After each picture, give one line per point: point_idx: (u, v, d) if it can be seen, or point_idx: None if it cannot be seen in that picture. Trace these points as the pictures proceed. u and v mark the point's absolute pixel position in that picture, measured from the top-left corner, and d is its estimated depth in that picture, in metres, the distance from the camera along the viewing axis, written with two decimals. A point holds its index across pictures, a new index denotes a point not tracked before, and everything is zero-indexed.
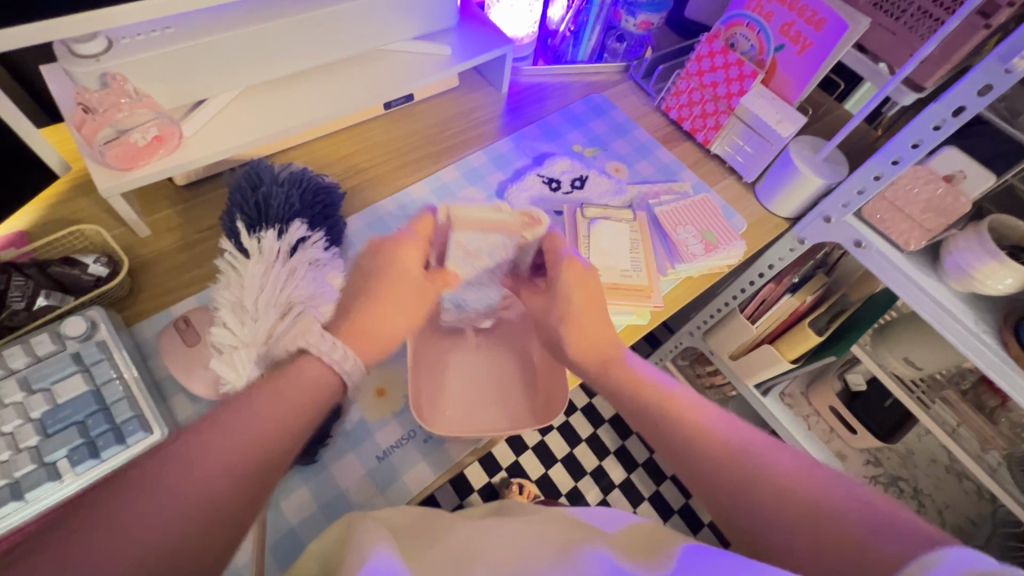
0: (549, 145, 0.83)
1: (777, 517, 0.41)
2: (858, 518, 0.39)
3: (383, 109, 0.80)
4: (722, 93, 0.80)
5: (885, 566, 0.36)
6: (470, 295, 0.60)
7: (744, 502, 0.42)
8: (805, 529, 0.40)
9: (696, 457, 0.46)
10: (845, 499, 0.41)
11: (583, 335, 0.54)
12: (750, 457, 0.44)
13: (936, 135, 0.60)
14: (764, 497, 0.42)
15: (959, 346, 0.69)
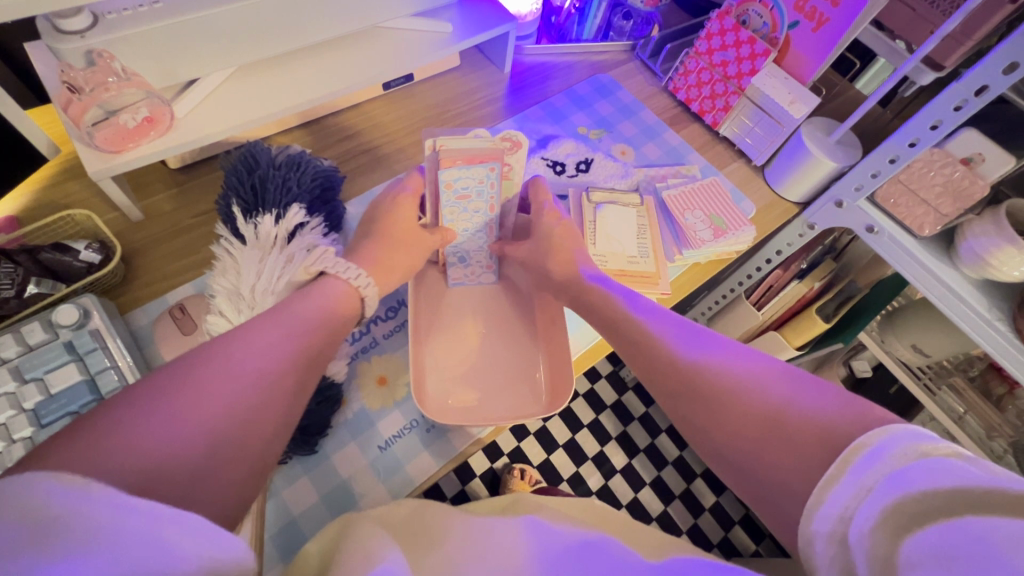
0: (553, 127, 0.80)
1: (739, 423, 0.39)
2: (832, 419, 0.35)
3: (382, 90, 0.77)
4: (731, 73, 0.78)
5: (800, 440, 0.35)
6: (469, 245, 0.63)
7: (708, 410, 0.41)
8: (765, 432, 0.37)
9: (649, 360, 0.47)
10: (791, 393, 0.39)
11: (559, 261, 0.59)
12: (722, 369, 0.42)
13: (957, 116, 0.57)
14: (728, 406, 0.40)
15: (972, 334, 0.68)
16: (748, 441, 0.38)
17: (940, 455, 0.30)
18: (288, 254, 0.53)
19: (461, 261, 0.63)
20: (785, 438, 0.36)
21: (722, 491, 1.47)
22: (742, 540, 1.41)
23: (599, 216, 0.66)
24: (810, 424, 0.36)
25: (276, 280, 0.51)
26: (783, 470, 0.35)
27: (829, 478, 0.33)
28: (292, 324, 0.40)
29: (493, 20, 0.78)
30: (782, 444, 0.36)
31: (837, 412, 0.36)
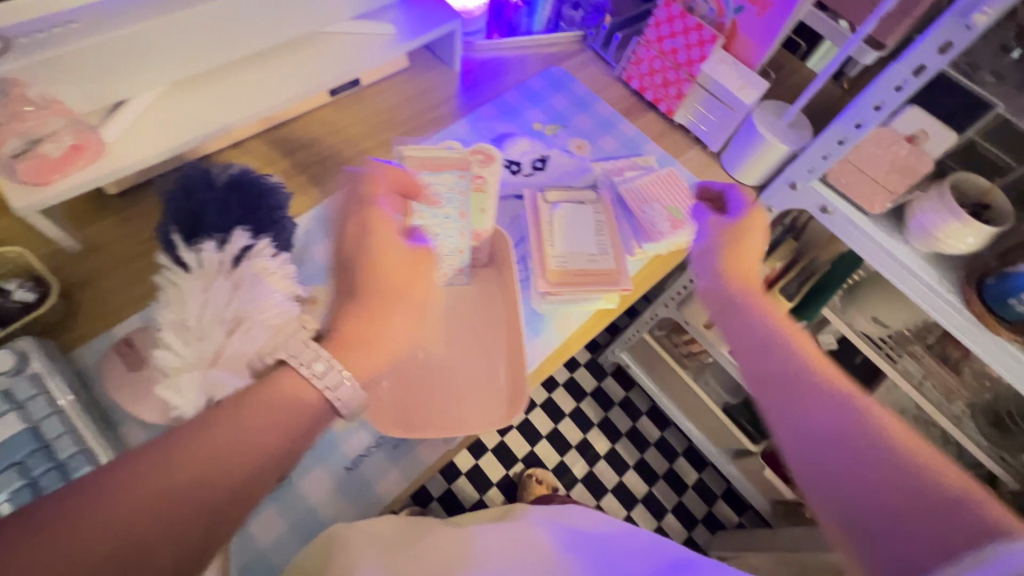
0: (508, 125, 0.79)
1: (853, 480, 0.36)
2: (940, 484, 0.35)
3: (329, 97, 0.74)
4: (682, 60, 0.77)
5: (939, 500, 0.34)
6: (440, 249, 0.60)
7: (818, 459, 0.38)
8: (881, 496, 0.35)
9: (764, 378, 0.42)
10: (890, 439, 0.37)
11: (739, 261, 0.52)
12: (856, 406, 0.39)
13: (898, 96, 0.58)
14: (833, 461, 0.37)
15: (923, 306, 0.70)
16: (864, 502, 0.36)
17: None
18: (235, 280, 0.51)
19: (433, 265, 0.61)
20: (906, 483, 0.35)
21: (705, 468, 1.50)
22: (725, 513, 1.45)
23: (557, 216, 0.64)
24: (910, 494, 0.35)
25: (225, 308, 0.49)
26: (906, 542, 0.33)
27: (959, 565, 0.31)
28: (282, 396, 0.34)
29: (437, 18, 0.75)
30: (898, 512, 0.34)
31: (926, 482, 0.35)
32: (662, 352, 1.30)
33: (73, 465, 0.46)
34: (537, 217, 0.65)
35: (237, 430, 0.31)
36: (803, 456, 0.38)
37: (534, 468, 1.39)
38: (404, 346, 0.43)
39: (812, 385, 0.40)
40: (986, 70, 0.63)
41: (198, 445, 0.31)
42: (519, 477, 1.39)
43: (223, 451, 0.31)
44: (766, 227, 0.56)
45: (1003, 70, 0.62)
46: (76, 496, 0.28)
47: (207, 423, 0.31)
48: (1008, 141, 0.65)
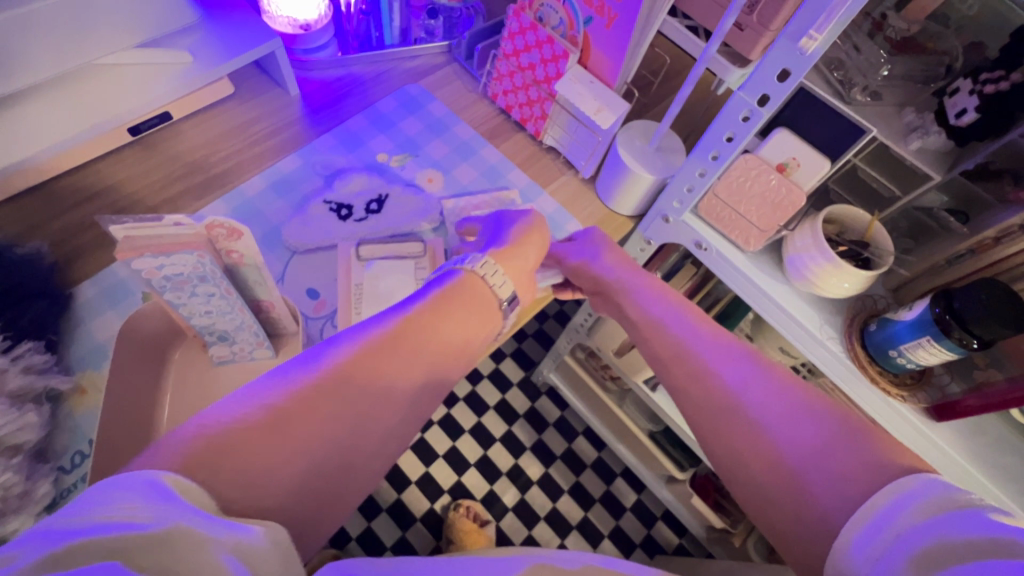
0: (346, 157, 0.69)
1: (778, 432, 0.41)
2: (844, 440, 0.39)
3: (130, 135, 0.64)
4: (540, 76, 0.68)
5: (853, 461, 0.38)
6: (224, 326, 0.51)
7: (756, 416, 0.43)
8: (809, 441, 0.40)
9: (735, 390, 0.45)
10: (798, 422, 0.41)
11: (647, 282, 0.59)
12: (786, 397, 0.43)
13: (747, 128, 0.50)
14: (761, 414, 0.43)
15: (806, 353, 0.63)
16: (788, 449, 0.40)
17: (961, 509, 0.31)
18: None
19: (222, 343, 0.53)
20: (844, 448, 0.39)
21: (643, 488, 1.44)
22: (664, 535, 1.40)
23: (368, 275, 0.60)
24: (851, 439, 0.39)
25: None
26: (834, 491, 0.37)
27: (861, 516, 0.34)
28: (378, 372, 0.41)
29: (250, 39, 0.66)
30: (833, 456, 0.38)
31: (857, 438, 0.39)
32: (585, 373, 1.26)
33: None
34: (347, 277, 0.60)
35: (374, 369, 0.41)
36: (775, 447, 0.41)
37: (472, 502, 1.32)
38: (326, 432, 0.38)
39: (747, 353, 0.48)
40: (858, 88, 0.54)
41: (359, 378, 0.40)
42: (446, 511, 1.32)
43: (339, 397, 0.39)
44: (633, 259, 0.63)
45: (877, 88, 0.55)
46: (205, 434, 0.33)
47: (359, 358, 0.41)
48: (890, 168, 0.57)
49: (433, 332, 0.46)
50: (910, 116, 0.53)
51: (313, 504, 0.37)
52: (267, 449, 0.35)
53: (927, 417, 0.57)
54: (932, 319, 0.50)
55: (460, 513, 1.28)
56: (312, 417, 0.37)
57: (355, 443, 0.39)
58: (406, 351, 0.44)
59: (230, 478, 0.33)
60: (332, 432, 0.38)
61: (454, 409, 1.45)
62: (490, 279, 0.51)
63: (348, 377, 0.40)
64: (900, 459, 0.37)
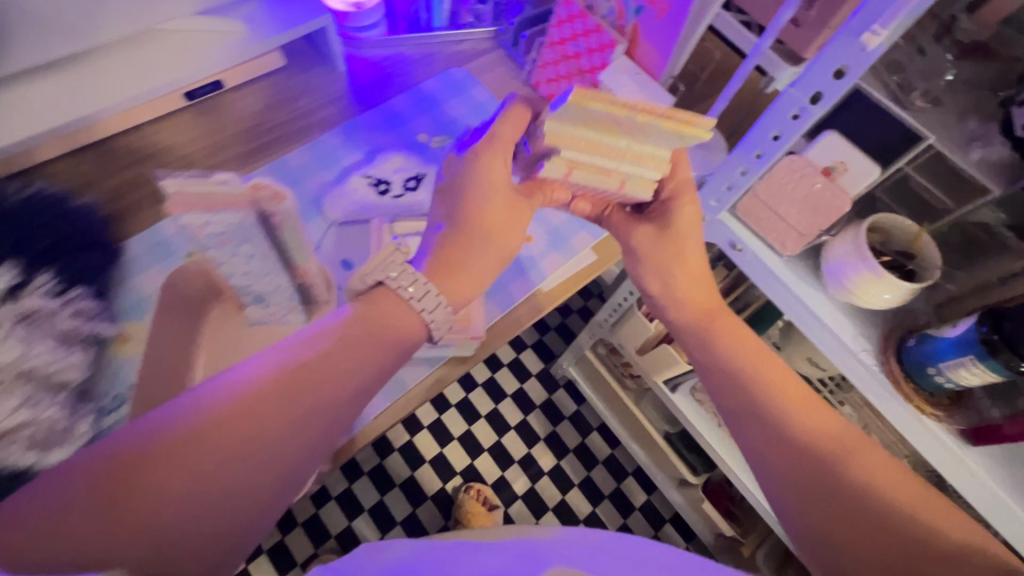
0: (387, 135, 0.70)
1: (832, 498, 0.44)
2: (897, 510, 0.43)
3: (185, 101, 0.67)
4: (584, 66, 0.67)
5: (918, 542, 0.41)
6: (259, 284, 0.52)
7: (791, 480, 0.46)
8: (873, 521, 0.43)
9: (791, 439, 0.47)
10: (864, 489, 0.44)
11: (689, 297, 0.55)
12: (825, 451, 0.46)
13: (795, 126, 0.48)
14: (826, 481, 0.45)
15: (837, 365, 0.60)
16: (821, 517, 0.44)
17: None
18: None
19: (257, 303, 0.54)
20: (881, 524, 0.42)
21: (654, 490, 1.43)
22: (672, 539, 1.38)
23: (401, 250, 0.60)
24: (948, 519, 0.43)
25: None
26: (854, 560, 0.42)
27: None
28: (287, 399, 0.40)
29: (303, 14, 0.68)
30: (904, 538, 0.42)
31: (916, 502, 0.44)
32: (605, 370, 1.25)
33: None
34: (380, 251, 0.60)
35: (265, 403, 0.39)
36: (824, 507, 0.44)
37: (482, 485, 1.34)
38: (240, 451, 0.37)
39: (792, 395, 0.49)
40: (917, 92, 0.53)
41: (233, 414, 0.38)
42: (456, 492, 1.34)
43: (249, 422, 0.38)
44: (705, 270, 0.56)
45: (938, 93, 0.52)
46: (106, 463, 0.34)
47: (267, 389, 0.39)
48: (945, 179, 0.55)
49: (345, 358, 0.43)
50: (972, 125, 0.51)
51: (234, 518, 0.38)
52: (167, 477, 0.35)
53: (962, 440, 0.55)
54: (977, 339, 0.49)
55: (469, 496, 1.30)
56: (208, 445, 0.37)
57: (277, 459, 0.39)
58: (319, 374, 0.41)
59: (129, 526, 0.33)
60: (238, 457, 0.38)
61: (471, 395, 1.46)
62: (415, 301, 0.45)
63: (261, 402, 0.39)
64: (955, 539, 0.42)
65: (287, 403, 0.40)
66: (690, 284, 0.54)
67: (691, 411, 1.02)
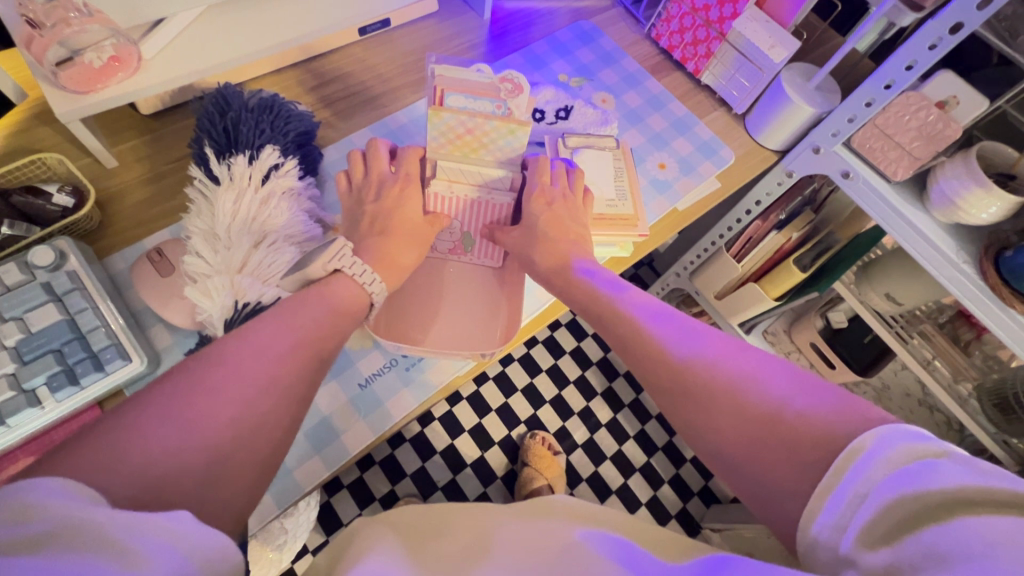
0: (535, 74, 0.79)
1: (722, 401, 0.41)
2: (832, 420, 0.36)
3: (358, 35, 0.75)
4: (713, 17, 0.77)
5: (809, 438, 0.36)
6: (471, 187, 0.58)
7: (717, 428, 0.41)
8: (775, 423, 0.38)
9: (678, 381, 0.44)
10: (741, 420, 0.40)
11: (550, 247, 0.56)
12: (716, 370, 0.43)
13: (931, 55, 0.58)
14: (703, 388, 0.42)
15: (938, 277, 0.70)
16: (748, 443, 0.39)
17: (925, 457, 0.31)
18: (263, 195, 0.53)
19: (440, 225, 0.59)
20: (781, 435, 0.37)
21: None
22: (721, 489, 1.47)
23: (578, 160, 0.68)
24: (839, 408, 0.37)
25: (253, 221, 0.52)
26: (779, 477, 0.37)
27: (822, 494, 0.34)
28: (297, 326, 0.40)
29: None
30: (805, 429, 0.37)
31: (820, 398, 0.38)
32: None
33: (106, 357, 0.49)
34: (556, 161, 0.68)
35: (241, 354, 0.36)
36: (729, 447, 0.40)
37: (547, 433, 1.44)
38: (225, 407, 0.34)
39: (652, 333, 0.47)
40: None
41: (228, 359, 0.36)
42: (522, 439, 1.43)
43: (207, 373, 0.34)
44: (569, 221, 0.58)
45: None
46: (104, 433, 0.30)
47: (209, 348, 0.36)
48: None
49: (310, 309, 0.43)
50: None
51: (229, 486, 0.32)
52: (160, 433, 0.31)
53: None
54: None
55: (535, 441, 1.39)
56: (193, 400, 0.33)
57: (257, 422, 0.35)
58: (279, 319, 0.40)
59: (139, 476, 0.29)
60: (211, 408, 0.33)
61: (532, 351, 1.54)
62: (364, 282, 0.47)
63: (227, 359, 0.36)
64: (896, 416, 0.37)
65: (244, 346, 0.37)
66: (549, 248, 0.56)
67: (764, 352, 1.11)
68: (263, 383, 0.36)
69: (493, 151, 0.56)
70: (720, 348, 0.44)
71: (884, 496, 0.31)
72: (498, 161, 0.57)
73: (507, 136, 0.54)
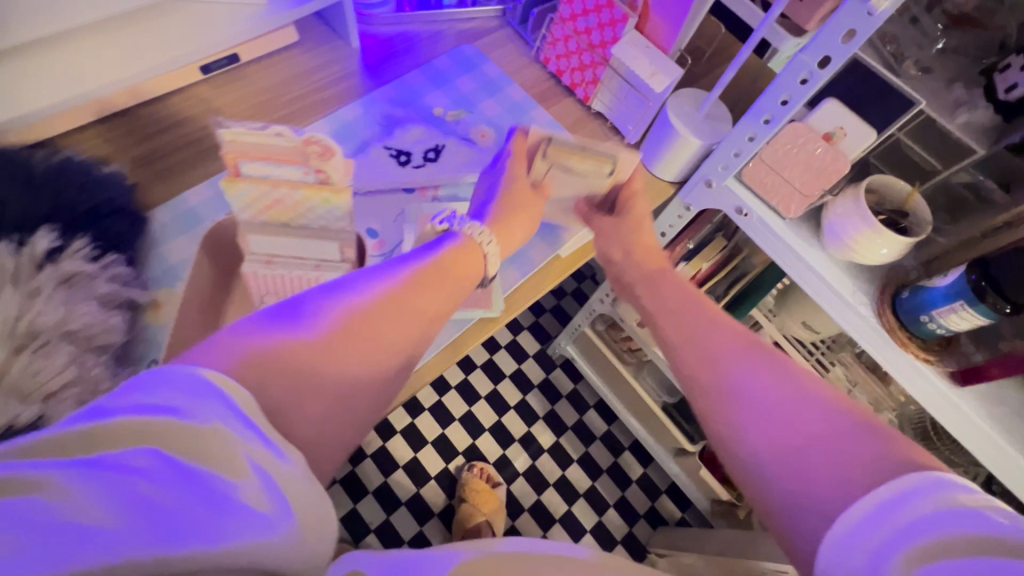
0: (405, 108, 0.72)
1: (755, 411, 0.43)
2: (871, 457, 0.38)
3: (201, 74, 0.67)
4: (595, 41, 0.71)
5: (862, 466, 0.38)
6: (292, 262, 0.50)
7: (761, 436, 0.42)
8: (794, 445, 0.41)
9: (722, 387, 0.46)
10: (772, 435, 0.42)
11: (644, 250, 0.62)
12: (760, 388, 0.45)
13: (804, 90, 0.53)
14: (755, 397, 0.44)
15: (837, 319, 0.65)
16: (774, 453, 0.42)
17: (964, 509, 0.33)
18: (32, 287, 0.46)
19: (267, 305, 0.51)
20: (824, 457, 0.39)
21: (649, 463, 1.47)
22: (668, 509, 1.43)
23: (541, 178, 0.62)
24: (862, 440, 0.40)
25: (18, 320, 0.44)
26: (819, 488, 0.38)
27: (854, 513, 0.35)
28: (414, 299, 0.45)
29: None
30: (817, 459, 0.40)
31: (854, 436, 0.40)
32: (603, 346, 1.31)
33: None
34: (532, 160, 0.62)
35: (380, 319, 0.43)
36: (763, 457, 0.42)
37: (486, 463, 1.38)
38: (353, 363, 0.41)
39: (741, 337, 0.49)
40: (910, 61, 0.58)
41: (381, 324, 0.43)
42: (459, 471, 1.37)
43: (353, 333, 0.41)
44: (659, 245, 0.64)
45: (928, 63, 0.58)
46: (250, 350, 0.37)
47: (357, 310, 0.42)
48: (934, 143, 0.59)
49: (443, 280, 0.48)
50: (958, 91, 0.56)
51: (327, 432, 0.39)
52: (292, 368, 0.38)
53: (951, 382, 0.60)
54: (968, 286, 0.53)
55: (472, 474, 1.33)
56: (303, 332, 0.40)
57: (370, 386, 0.42)
58: (412, 299, 0.45)
59: (273, 384, 0.36)
60: (334, 355, 0.40)
61: (470, 376, 1.48)
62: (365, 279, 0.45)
63: (367, 319, 0.42)
64: (890, 458, 0.38)
65: (380, 315, 0.43)
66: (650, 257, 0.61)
67: None
68: (383, 352, 0.43)
69: (315, 220, 0.49)
70: (773, 360, 0.46)
71: (925, 532, 0.32)
72: (325, 231, 0.50)
73: (323, 206, 0.48)
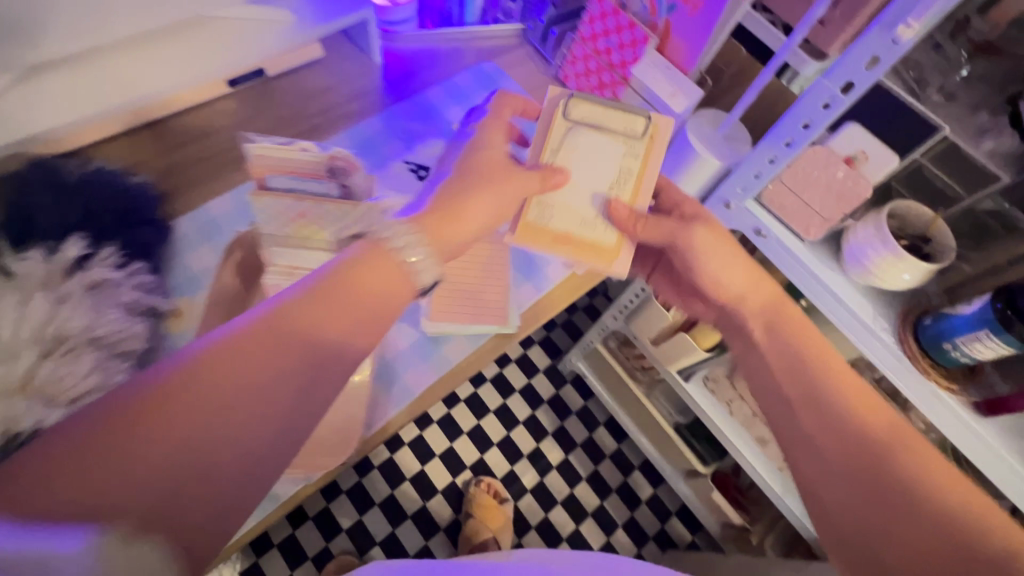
0: (426, 124, 0.74)
1: (824, 426, 0.47)
2: (953, 508, 0.41)
3: (227, 87, 0.69)
4: (615, 61, 0.71)
5: (922, 498, 0.42)
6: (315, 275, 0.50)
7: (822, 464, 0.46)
8: (859, 477, 0.44)
9: (794, 411, 0.49)
10: (840, 463, 0.45)
11: (723, 266, 0.57)
12: (835, 417, 0.47)
13: (827, 114, 0.52)
14: (826, 424, 0.47)
15: (858, 344, 0.64)
16: (840, 475, 0.45)
17: None
18: (60, 292, 0.46)
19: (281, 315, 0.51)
20: (891, 490, 0.43)
21: (660, 483, 1.45)
22: (678, 531, 1.40)
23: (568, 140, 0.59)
24: (943, 487, 0.43)
25: (44, 326, 0.44)
26: (877, 515, 0.42)
27: None
28: (323, 305, 0.39)
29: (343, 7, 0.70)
30: (885, 488, 0.43)
31: (931, 475, 0.43)
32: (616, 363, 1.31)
33: None
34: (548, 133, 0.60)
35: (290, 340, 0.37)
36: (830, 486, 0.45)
37: (493, 478, 1.37)
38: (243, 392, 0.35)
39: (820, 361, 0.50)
40: (933, 88, 0.58)
41: (245, 346, 0.36)
42: (466, 486, 1.36)
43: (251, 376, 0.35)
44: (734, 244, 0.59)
45: (952, 89, 0.57)
46: (112, 428, 0.31)
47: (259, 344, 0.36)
48: (957, 169, 0.59)
49: (380, 280, 0.43)
50: (983, 118, 0.56)
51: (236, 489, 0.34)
52: (187, 429, 0.32)
53: (975, 412, 0.59)
54: (993, 316, 0.52)
55: (479, 489, 1.32)
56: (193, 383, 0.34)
57: (286, 425, 0.36)
58: (336, 308, 0.39)
59: (93, 480, 0.30)
60: (242, 409, 0.34)
61: (480, 390, 1.47)
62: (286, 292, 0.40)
63: (261, 345, 0.36)
64: (968, 514, 0.41)
65: (294, 345, 0.37)
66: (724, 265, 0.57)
67: (701, 398, 1.06)
68: (301, 388, 0.36)
69: (337, 234, 0.50)
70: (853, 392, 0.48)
71: None
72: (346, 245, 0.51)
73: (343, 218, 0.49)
